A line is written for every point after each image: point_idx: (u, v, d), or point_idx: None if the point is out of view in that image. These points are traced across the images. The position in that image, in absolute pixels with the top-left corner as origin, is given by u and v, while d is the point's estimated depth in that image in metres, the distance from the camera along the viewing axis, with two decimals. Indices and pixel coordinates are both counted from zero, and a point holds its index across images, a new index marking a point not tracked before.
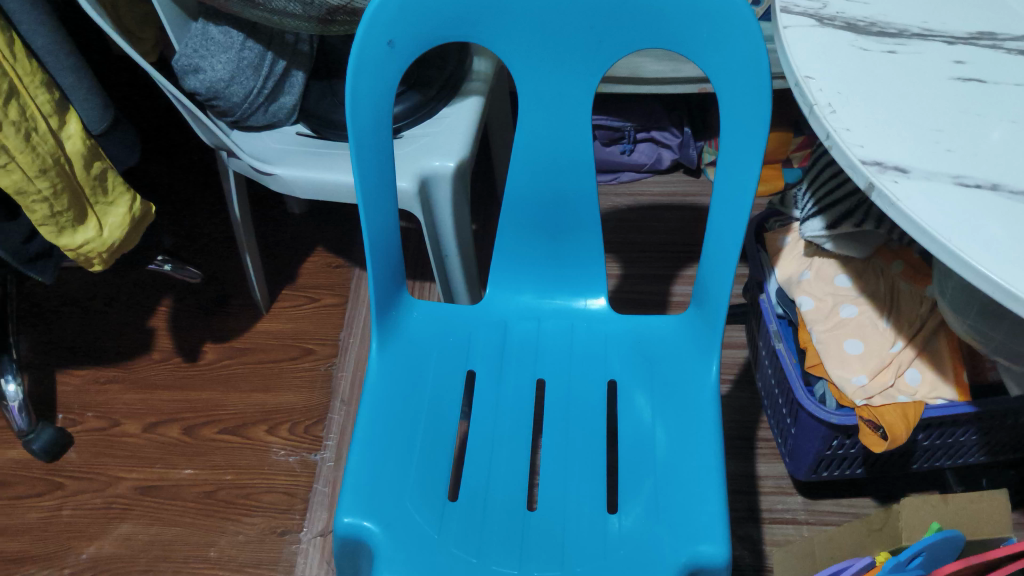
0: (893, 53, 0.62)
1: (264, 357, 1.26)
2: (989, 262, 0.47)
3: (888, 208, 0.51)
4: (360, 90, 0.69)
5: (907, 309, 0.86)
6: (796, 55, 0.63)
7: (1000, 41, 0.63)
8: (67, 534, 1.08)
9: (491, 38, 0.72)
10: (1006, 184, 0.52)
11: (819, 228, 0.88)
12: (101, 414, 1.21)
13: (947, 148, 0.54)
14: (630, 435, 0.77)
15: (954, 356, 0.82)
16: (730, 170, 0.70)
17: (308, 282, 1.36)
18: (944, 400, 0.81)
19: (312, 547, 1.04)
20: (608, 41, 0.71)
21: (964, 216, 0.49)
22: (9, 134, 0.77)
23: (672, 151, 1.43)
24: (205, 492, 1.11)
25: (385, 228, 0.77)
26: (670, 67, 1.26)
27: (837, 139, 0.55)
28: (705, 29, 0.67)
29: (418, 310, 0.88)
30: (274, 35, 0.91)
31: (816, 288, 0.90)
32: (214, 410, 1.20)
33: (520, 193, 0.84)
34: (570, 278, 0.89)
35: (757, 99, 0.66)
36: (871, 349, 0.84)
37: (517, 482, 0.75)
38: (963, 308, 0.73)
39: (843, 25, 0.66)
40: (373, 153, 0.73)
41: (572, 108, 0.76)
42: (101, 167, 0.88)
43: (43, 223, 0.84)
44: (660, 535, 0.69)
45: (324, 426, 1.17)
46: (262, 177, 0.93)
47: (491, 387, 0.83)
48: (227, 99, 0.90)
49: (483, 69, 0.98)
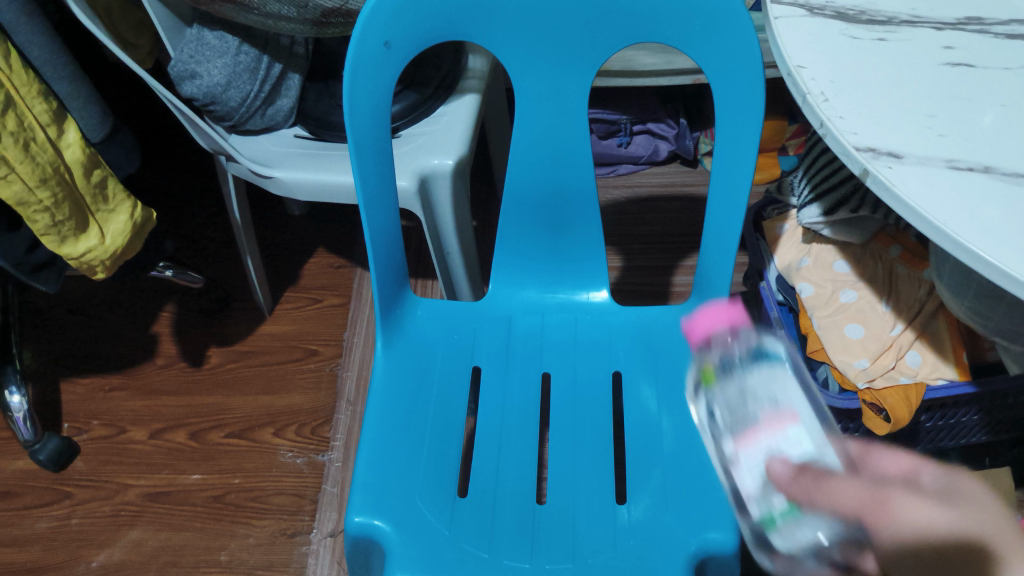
0: (883, 41, 0.63)
1: (269, 360, 1.26)
2: (985, 243, 0.47)
3: (883, 193, 0.51)
4: (358, 91, 0.69)
5: (906, 294, 0.87)
6: (788, 44, 0.63)
7: (987, 25, 0.64)
8: (76, 542, 1.08)
9: (486, 36, 0.72)
10: (998, 166, 0.52)
11: (816, 215, 0.91)
12: (107, 422, 1.21)
13: (940, 133, 0.54)
14: (636, 425, 0.78)
15: (954, 339, 0.83)
16: (726, 160, 0.71)
17: (310, 283, 1.36)
18: (945, 381, 0.82)
19: (322, 548, 1.05)
20: (602, 37, 0.72)
21: (961, 198, 0.50)
22: (9, 145, 0.76)
23: (669, 143, 1.44)
24: (214, 496, 1.11)
25: (387, 227, 0.78)
26: (664, 60, 1.26)
27: (831, 127, 0.56)
28: (700, 23, 0.67)
29: (422, 309, 0.88)
30: (269, 39, 0.91)
31: (815, 275, 0.92)
32: (220, 414, 1.20)
33: (518, 190, 0.84)
34: (573, 271, 0.90)
35: (751, 87, 0.67)
36: (872, 333, 0.85)
37: (527, 477, 0.75)
38: (961, 291, 0.74)
39: (833, 14, 0.66)
40: (370, 153, 0.72)
41: (570, 103, 0.77)
42: (101, 175, 0.88)
43: (45, 232, 0.84)
44: (671, 522, 0.69)
45: (330, 426, 1.17)
46: (262, 180, 0.94)
47: (497, 383, 0.83)
48: (225, 104, 0.90)
49: (478, 67, 0.98)
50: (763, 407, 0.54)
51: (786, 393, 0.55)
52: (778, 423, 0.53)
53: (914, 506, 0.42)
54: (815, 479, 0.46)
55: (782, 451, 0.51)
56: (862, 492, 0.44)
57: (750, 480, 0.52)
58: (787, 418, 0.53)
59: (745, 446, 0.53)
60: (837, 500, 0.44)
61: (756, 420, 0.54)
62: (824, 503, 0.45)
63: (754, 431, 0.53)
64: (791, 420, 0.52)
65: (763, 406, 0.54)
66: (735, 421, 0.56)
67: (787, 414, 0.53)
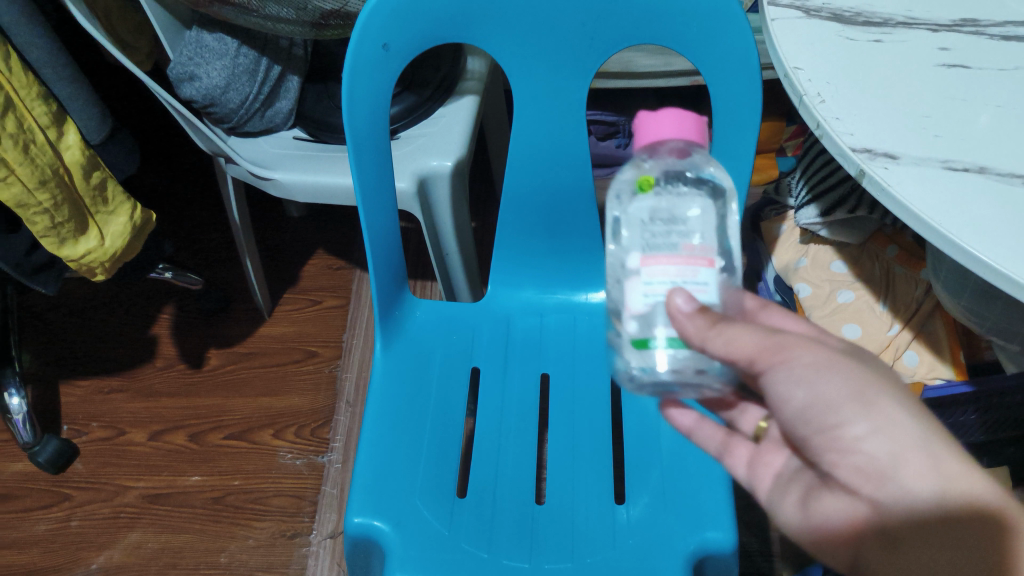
0: (879, 42, 0.63)
1: (268, 361, 1.26)
2: (981, 244, 0.47)
3: (880, 193, 0.52)
4: (358, 92, 0.69)
5: (903, 293, 0.88)
6: (784, 46, 0.64)
7: (983, 27, 0.64)
8: (76, 544, 1.08)
9: (484, 38, 0.73)
10: (994, 167, 0.52)
11: (813, 216, 0.91)
12: (106, 424, 1.21)
13: (936, 134, 0.55)
14: (635, 425, 0.78)
15: (951, 339, 0.84)
16: (725, 161, 0.71)
17: (309, 285, 1.36)
18: (944, 381, 0.81)
19: (322, 549, 1.05)
20: (601, 39, 0.72)
21: (955, 199, 0.50)
22: (9, 148, 0.76)
23: None
24: (214, 497, 1.11)
25: (386, 228, 0.78)
26: (662, 61, 1.26)
27: (827, 128, 0.56)
28: (697, 24, 0.67)
29: (420, 309, 0.88)
30: (268, 40, 0.91)
31: (813, 275, 0.93)
32: (220, 415, 1.20)
33: (517, 191, 0.84)
34: (572, 271, 0.90)
35: (749, 88, 0.68)
36: (869, 333, 0.86)
37: (526, 477, 0.76)
38: (958, 291, 0.74)
39: (829, 16, 0.67)
40: (369, 155, 0.73)
41: (569, 104, 0.77)
42: (101, 176, 0.89)
43: (44, 235, 0.84)
44: (670, 522, 0.70)
45: (330, 428, 1.17)
46: (261, 181, 0.94)
47: (497, 383, 0.83)
48: (224, 106, 0.90)
49: (477, 68, 0.98)
50: (678, 231, 0.49)
51: (706, 219, 0.49)
52: (693, 259, 0.48)
53: (807, 354, 0.48)
54: (716, 317, 0.47)
55: (685, 284, 0.47)
56: (762, 340, 0.48)
57: (641, 301, 0.48)
58: (703, 258, 0.48)
59: (652, 269, 0.48)
60: (736, 341, 0.47)
61: (669, 249, 0.48)
62: (721, 342, 0.47)
63: (665, 255, 0.48)
64: (706, 263, 0.47)
65: (678, 231, 0.49)
66: (647, 232, 0.49)
67: (704, 255, 0.48)
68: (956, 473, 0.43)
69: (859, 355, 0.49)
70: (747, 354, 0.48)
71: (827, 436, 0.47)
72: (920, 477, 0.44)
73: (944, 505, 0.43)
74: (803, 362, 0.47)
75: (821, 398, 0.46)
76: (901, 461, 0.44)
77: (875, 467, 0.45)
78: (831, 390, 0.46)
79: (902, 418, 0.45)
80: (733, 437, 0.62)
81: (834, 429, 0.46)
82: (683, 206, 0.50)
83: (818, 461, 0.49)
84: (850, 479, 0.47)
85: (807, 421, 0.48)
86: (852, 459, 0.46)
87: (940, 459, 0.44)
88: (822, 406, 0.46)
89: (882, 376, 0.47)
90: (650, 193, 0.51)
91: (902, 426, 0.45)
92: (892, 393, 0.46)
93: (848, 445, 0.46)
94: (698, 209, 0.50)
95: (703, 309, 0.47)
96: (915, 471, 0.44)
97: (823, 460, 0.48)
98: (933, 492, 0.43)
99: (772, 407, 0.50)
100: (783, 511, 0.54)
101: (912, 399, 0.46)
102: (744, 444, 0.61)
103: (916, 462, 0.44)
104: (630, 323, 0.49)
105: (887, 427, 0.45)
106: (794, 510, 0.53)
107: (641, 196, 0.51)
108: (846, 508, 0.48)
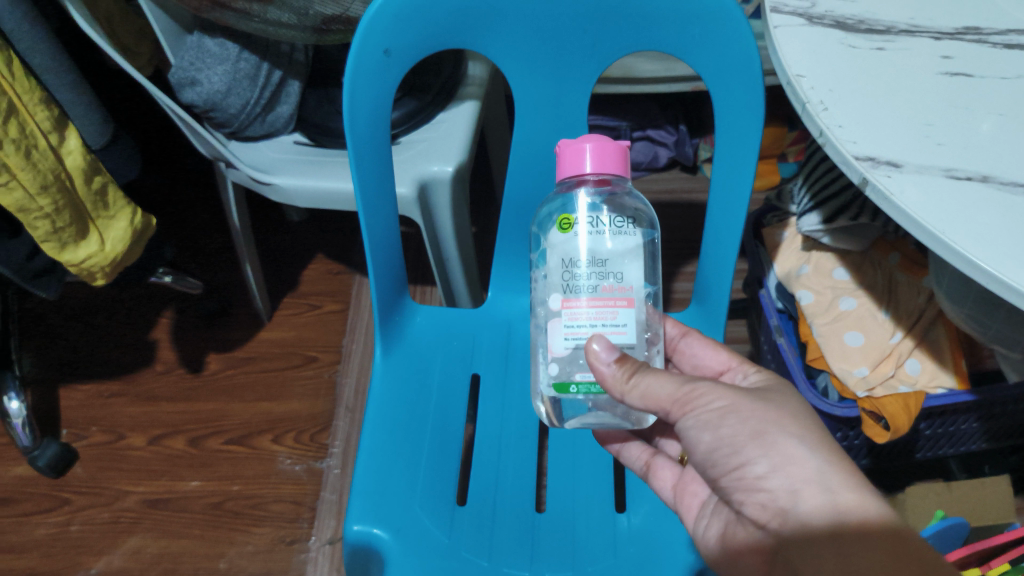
0: (882, 50, 0.63)
1: (267, 366, 1.26)
2: (986, 254, 0.46)
3: (882, 202, 0.51)
4: (359, 97, 0.69)
5: (906, 300, 0.87)
6: (786, 54, 0.63)
7: (985, 35, 0.64)
8: (76, 549, 1.08)
9: (486, 44, 0.72)
10: (997, 176, 0.52)
11: (816, 223, 0.91)
12: (106, 428, 1.21)
13: (939, 142, 0.54)
14: None
15: (953, 346, 0.83)
16: (727, 168, 0.71)
17: (309, 289, 1.36)
18: (945, 389, 0.81)
19: (321, 555, 1.05)
20: (602, 46, 0.72)
21: (959, 209, 0.50)
22: (11, 153, 0.75)
23: (669, 149, 1.45)
24: (213, 503, 1.11)
25: (386, 232, 0.78)
26: (663, 67, 1.27)
27: (830, 136, 0.56)
28: (698, 30, 0.67)
29: (420, 315, 0.88)
30: (269, 45, 0.90)
31: (815, 282, 0.92)
32: (219, 420, 1.20)
33: (517, 197, 0.84)
34: None
35: (751, 95, 0.67)
36: (871, 341, 0.85)
37: (526, 484, 0.75)
38: (960, 297, 0.74)
39: (831, 24, 0.66)
40: (370, 161, 0.72)
41: (570, 111, 0.77)
42: (101, 181, 0.89)
43: (45, 239, 0.84)
44: (671, 531, 0.69)
45: (330, 433, 1.17)
46: (261, 186, 0.94)
47: (497, 390, 0.83)
48: (224, 111, 0.90)
49: (478, 74, 0.99)
50: (596, 271, 0.54)
51: (626, 258, 0.55)
52: (610, 301, 0.54)
53: (714, 400, 0.53)
54: (633, 368, 0.52)
55: (602, 328, 0.53)
56: (672, 390, 0.53)
57: (563, 344, 0.55)
58: (620, 300, 0.54)
59: (570, 313, 0.54)
60: (650, 392, 0.53)
61: (589, 290, 0.54)
62: (636, 393, 0.53)
63: (586, 299, 0.54)
64: (625, 305, 0.54)
65: (596, 272, 0.54)
66: (567, 273, 0.55)
67: (624, 294, 0.54)
68: (850, 500, 0.48)
69: (765, 394, 0.55)
70: (659, 403, 0.54)
71: (733, 477, 0.52)
72: (814, 505, 0.48)
73: (838, 530, 0.47)
74: (710, 408, 0.53)
75: (725, 441, 0.52)
76: (798, 497, 0.49)
77: (777, 505, 0.50)
78: (733, 434, 0.51)
79: (799, 455, 0.50)
80: (657, 458, 0.68)
81: (737, 469, 0.51)
82: (603, 242, 0.55)
83: (729, 501, 0.54)
84: (755, 512, 0.51)
85: (714, 461, 0.53)
86: (756, 497, 0.51)
87: (834, 489, 0.48)
88: (725, 448, 0.52)
89: (785, 415, 0.52)
90: (570, 232, 0.55)
91: (799, 462, 0.49)
92: (792, 431, 0.51)
93: (752, 484, 0.51)
94: (617, 246, 0.55)
95: (620, 359, 0.52)
96: (812, 503, 0.48)
97: (733, 497, 0.53)
98: (827, 518, 0.47)
99: (687, 449, 0.55)
100: (705, 536, 0.59)
101: (814, 434, 0.51)
102: (668, 466, 0.67)
103: (813, 494, 0.48)
104: (553, 365, 0.56)
105: (784, 464, 0.50)
106: (714, 540, 0.58)
107: (563, 235, 0.56)
108: (750, 533, 0.53)
